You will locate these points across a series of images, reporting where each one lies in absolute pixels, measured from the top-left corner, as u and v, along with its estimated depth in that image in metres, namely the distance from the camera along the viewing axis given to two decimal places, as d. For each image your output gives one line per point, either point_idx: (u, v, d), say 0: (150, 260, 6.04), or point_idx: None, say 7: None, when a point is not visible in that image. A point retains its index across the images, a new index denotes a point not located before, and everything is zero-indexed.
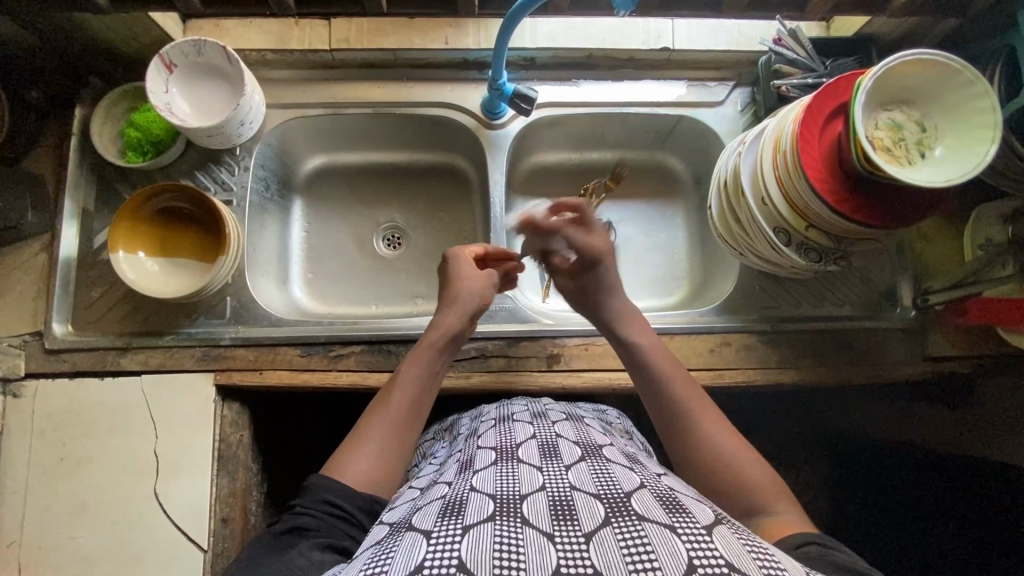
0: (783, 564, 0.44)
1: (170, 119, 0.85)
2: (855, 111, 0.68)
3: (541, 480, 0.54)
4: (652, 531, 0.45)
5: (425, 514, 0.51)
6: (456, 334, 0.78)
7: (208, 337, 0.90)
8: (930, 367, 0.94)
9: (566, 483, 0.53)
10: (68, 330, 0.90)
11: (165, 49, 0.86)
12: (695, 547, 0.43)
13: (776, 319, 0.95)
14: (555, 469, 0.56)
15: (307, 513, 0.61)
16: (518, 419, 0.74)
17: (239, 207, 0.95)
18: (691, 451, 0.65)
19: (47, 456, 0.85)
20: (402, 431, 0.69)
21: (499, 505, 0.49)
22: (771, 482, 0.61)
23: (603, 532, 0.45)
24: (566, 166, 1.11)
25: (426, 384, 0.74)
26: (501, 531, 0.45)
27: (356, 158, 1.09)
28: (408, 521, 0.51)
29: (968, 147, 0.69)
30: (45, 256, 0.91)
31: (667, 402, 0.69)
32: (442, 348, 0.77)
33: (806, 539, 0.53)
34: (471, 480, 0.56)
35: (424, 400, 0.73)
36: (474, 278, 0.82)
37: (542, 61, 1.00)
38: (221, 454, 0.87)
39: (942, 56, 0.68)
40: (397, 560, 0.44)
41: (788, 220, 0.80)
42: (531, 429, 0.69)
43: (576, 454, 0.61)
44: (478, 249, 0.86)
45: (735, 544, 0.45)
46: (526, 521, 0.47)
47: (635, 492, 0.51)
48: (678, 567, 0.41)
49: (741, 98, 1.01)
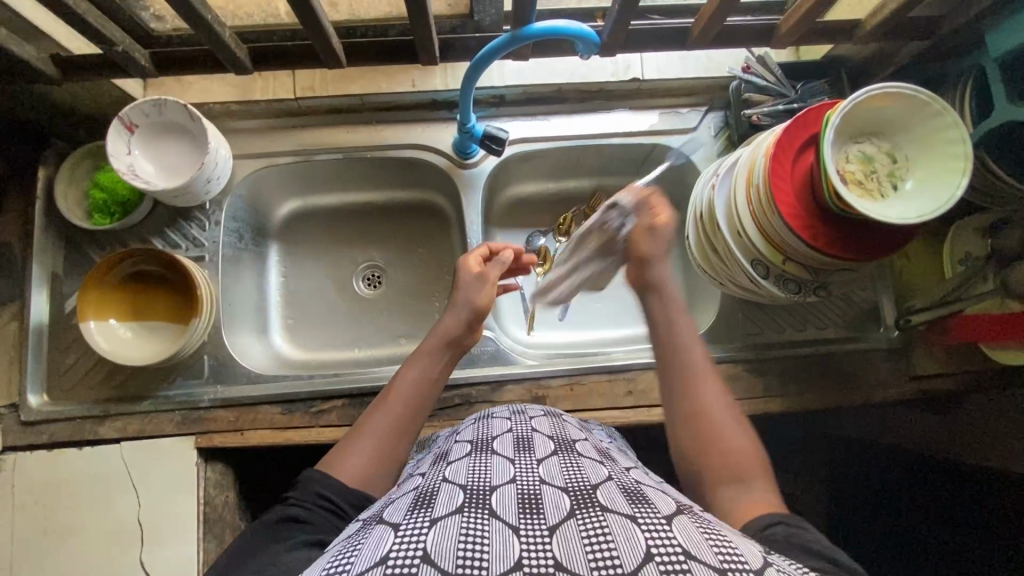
0: (739, 549, 0.44)
1: (134, 183, 0.83)
2: (824, 150, 0.68)
3: (512, 473, 0.56)
4: (612, 522, 0.46)
5: (395, 508, 0.52)
6: (455, 338, 0.77)
7: (187, 400, 0.89)
8: (917, 385, 0.94)
9: (536, 476, 0.55)
10: (43, 401, 0.88)
11: (125, 111, 0.84)
12: (653, 536, 0.44)
13: (760, 345, 0.95)
14: (527, 462, 0.58)
15: (299, 505, 0.62)
16: (495, 415, 0.75)
17: (211, 262, 0.94)
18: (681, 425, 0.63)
19: (31, 530, 0.83)
20: (393, 435, 0.69)
21: (468, 496, 0.50)
22: (752, 459, 0.60)
23: (566, 524, 0.46)
24: (544, 197, 1.11)
25: (421, 387, 0.73)
26: (468, 525, 0.45)
27: (332, 200, 1.08)
28: (379, 515, 0.52)
29: (940, 179, 0.68)
30: (16, 326, 0.89)
31: (683, 372, 0.65)
32: (439, 352, 0.76)
33: (775, 518, 0.53)
34: (443, 473, 0.58)
35: (419, 402, 0.72)
36: (470, 285, 0.79)
37: (512, 98, 0.99)
38: (207, 517, 0.86)
39: (908, 88, 0.67)
40: (363, 551, 0.44)
41: (765, 254, 0.80)
42: (507, 424, 0.70)
43: (549, 449, 0.63)
44: (483, 250, 0.85)
45: (694, 532, 0.45)
46: (493, 514, 0.48)
47: (601, 484, 0.53)
48: (636, 556, 0.42)
49: (714, 123, 0.99)
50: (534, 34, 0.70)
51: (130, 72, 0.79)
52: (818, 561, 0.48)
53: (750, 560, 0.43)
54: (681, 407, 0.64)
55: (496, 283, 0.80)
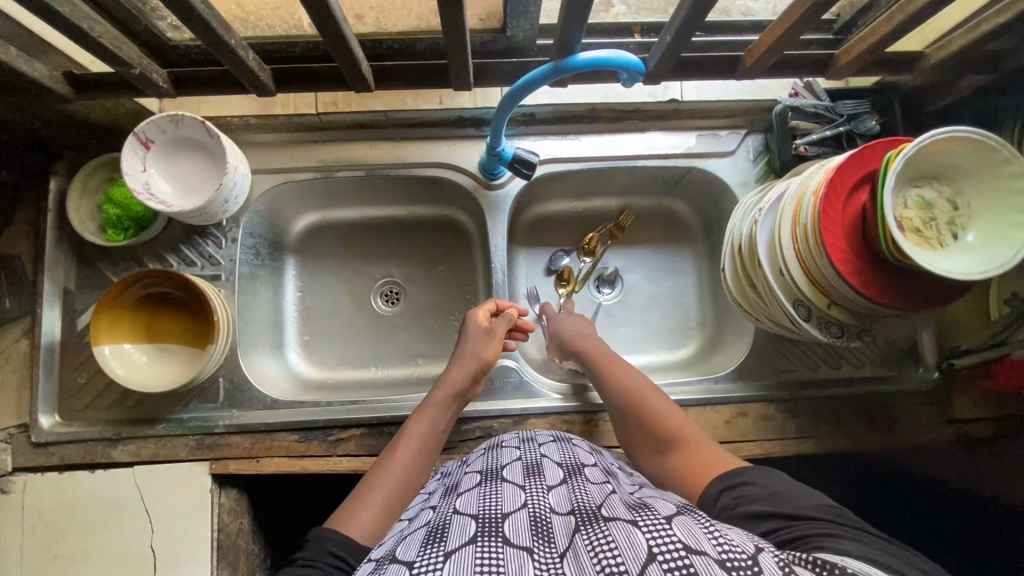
0: (735, 539, 0.44)
1: (150, 204, 0.79)
2: (884, 193, 0.63)
3: (524, 499, 0.54)
4: (615, 531, 0.46)
5: (409, 545, 0.51)
6: (461, 390, 0.81)
7: (202, 425, 0.87)
8: (954, 431, 0.90)
9: (546, 502, 0.54)
10: (55, 422, 0.86)
11: (140, 126, 0.80)
12: (654, 536, 0.44)
13: (793, 384, 0.91)
14: (537, 489, 0.57)
15: (310, 565, 0.59)
16: (505, 444, 0.73)
17: (227, 282, 0.91)
18: (633, 428, 0.72)
19: (39, 555, 0.81)
20: (404, 483, 0.70)
21: (480, 526, 0.50)
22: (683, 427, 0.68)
23: (575, 544, 0.46)
24: (570, 216, 1.06)
25: (433, 436, 0.76)
26: (481, 555, 0.45)
27: (350, 214, 1.03)
28: (391, 553, 0.51)
29: (1002, 233, 0.64)
30: (27, 343, 0.87)
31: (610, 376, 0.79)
32: (447, 403, 0.79)
33: (725, 486, 0.57)
34: (454, 504, 0.57)
35: (429, 451, 0.74)
36: (484, 343, 0.84)
37: (542, 116, 0.95)
38: (220, 544, 0.84)
39: (979, 133, 0.63)
40: None
41: (810, 297, 0.75)
42: (516, 452, 0.68)
43: (559, 475, 0.61)
44: (492, 305, 0.89)
45: (695, 528, 0.45)
46: (506, 540, 0.48)
47: (606, 502, 0.53)
48: (640, 561, 0.42)
49: (754, 146, 0.95)
50: (577, 66, 0.66)
51: (146, 91, 0.75)
52: (779, 521, 0.52)
53: (749, 550, 0.43)
54: (619, 399, 0.75)
55: (503, 343, 0.86)
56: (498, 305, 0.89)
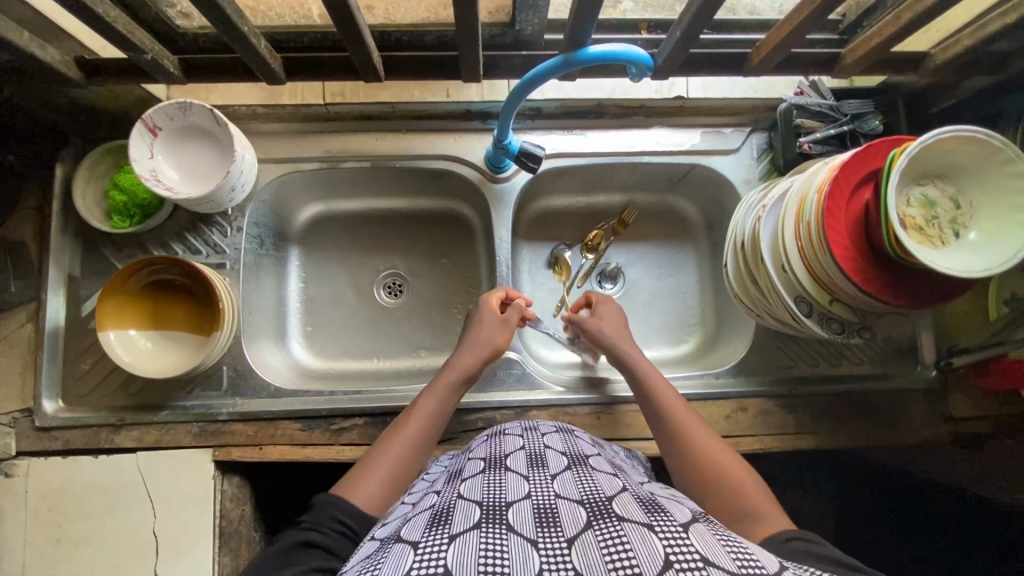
0: (756, 556, 0.45)
1: (157, 190, 0.79)
2: (887, 191, 0.63)
3: (528, 489, 0.55)
4: (628, 530, 0.46)
5: (412, 525, 0.51)
6: (472, 373, 0.81)
7: (205, 413, 0.87)
8: (951, 428, 0.91)
9: (550, 491, 0.55)
10: (60, 407, 0.86)
11: (149, 113, 0.80)
12: (671, 543, 0.44)
13: (793, 380, 0.92)
14: (541, 479, 0.57)
15: (315, 529, 0.60)
16: (508, 431, 0.74)
17: (232, 270, 0.91)
18: (678, 455, 0.71)
19: (43, 539, 0.81)
20: (406, 458, 0.70)
21: (485, 512, 0.50)
22: (734, 463, 0.67)
23: (584, 535, 0.46)
24: (573, 211, 1.07)
25: (437, 418, 0.75)
26: (486, 540, 0.46)
27: (355, 206, 1.04)
28: (395, 533, 0.51)
29: (1003, 229, 0.65)
30: (30, 329, 0.86)
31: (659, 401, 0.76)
32: (458, 386, 0.79)
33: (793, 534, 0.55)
34: (458, 489, 0.57)
35: (436, 430, 0.75)
36: (496, 328, 0.84)
37: (549, 110, 0.95)
38: (223, 530, 0.84)
39: (982, 132, 0.64)
40: (385, 565, 0.44)
41: (811, 293, 0.76)
42: (520, 441, 0.69)
43: (562, 463, 0.62)
44: (501, 292, 0.89)
45: (711, 541, 0.46)
46: (510, 527, 0.48)
47: (615, 496, 0.53)
48: (655, 565, 0.42)
49: (758, 145, 0.96)
50: (588, 59, 0.67)
51: (155, 78, 0.75)
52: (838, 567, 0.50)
53: (769, 566, 0.44)
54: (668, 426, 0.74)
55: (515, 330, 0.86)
56: (507, 295, 0.90)
